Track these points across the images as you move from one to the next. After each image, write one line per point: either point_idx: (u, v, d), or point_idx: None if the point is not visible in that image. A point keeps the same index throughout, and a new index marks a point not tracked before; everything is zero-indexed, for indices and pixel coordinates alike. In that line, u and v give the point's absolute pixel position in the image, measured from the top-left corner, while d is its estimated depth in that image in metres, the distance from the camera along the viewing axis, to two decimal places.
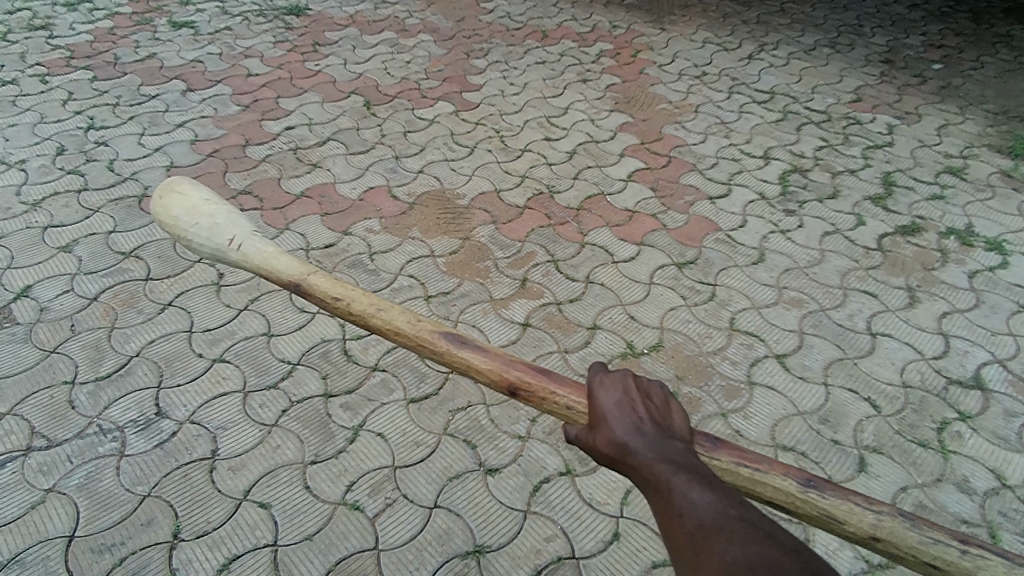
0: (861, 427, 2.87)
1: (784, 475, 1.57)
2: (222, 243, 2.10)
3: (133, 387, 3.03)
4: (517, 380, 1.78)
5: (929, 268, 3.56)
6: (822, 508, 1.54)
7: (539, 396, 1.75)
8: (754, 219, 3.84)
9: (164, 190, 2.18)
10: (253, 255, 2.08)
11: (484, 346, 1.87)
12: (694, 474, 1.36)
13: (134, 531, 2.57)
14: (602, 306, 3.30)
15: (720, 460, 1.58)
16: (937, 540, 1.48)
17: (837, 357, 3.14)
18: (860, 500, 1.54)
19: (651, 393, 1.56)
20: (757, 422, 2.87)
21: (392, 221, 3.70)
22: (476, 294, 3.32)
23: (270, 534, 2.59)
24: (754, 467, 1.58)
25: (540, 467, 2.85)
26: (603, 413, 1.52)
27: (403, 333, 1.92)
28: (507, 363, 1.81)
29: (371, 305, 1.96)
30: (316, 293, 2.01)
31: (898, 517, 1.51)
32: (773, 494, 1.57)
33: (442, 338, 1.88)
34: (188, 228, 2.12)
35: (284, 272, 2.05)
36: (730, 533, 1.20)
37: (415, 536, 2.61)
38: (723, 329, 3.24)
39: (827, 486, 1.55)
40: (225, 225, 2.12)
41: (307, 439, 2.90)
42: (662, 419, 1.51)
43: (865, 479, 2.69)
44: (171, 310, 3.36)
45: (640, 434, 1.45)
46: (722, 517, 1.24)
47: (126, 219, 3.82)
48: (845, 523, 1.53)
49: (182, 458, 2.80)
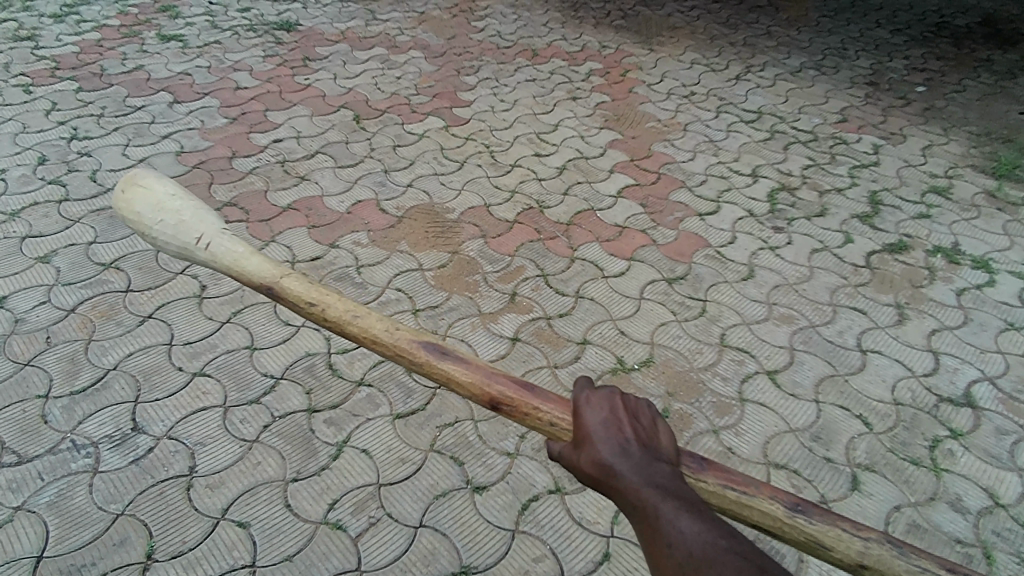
0: (853, 444, 2.85)
1: (771, 498, 1.53)
2: (190, 242, 2.07)
3: (109, 402, 2.93)
4: (500, 394, 1.74)
5: (918, 285, 3.57)
6: (810, 534, 1.50)
7: (522, 412, 1.72)
8: (743, 236, 3.83)
9: (126, 184, 2.14)
10: (223, 255, 2.04)
11: (465, 356, 1.82)
12: (682, 501, 1.33)
13: (106, 551, 2.47)
14: (592, 321, 3.27)
15: (706, 482, 1.54)
16: (924, 569, 1.45)
17: (828, 373, 3.12)
18: (848, 526, 1.50)
19: (638, 413, 1.53)
20: (748, 440, 2.85)
21: (380, 234, 3.65)
22: (465, 308, 3.27)
23: (248, 554, 2.50)
24: (741, 490, 1.54)
25: (529, 485, 2.80)
26: (589, 433, 1.49)
27: (381, 341, 1.87)
28: (490, 376, 1.77)
29: (347, 312, 1.91)
30: (291, 298, 1.96)
31: (887, 543, 1.48)
32: (759, 517, 1.53)
33: (422, 349, 1.83)
34: (154, 226, 2.09)
35: (255, 274, 2.00)
36: (720, 565, 1.17)
37: (399, 557, 2.54)
38: (714, 344, 3.21)
39: (815, 511, 1.52)
40: (191, 221, 2.08)
41: (290, 455, 2.82)
42: (648, 440, 1.49)
43: (858, 498, 2.68)
44: (151, 322, 3.27)
45: (626, 455, 1.43)
46: (712, 548, 1.21)
47: (107, 230, 3.74)
48: (833, 550, 1.49)
49: (158, 475, 2.71)
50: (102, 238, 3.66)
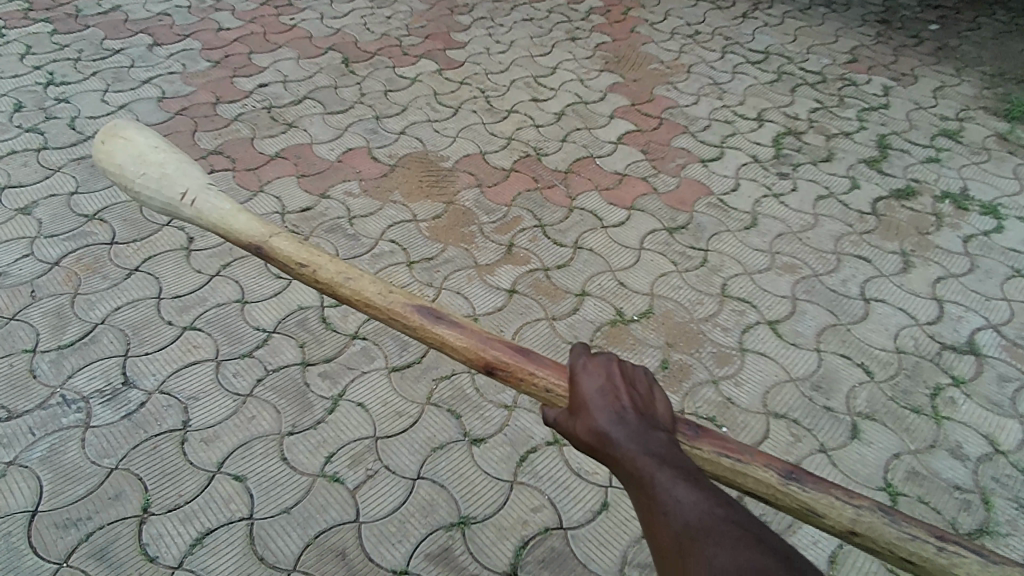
0: (854, 393, 2.83)
1: (764, 465, 1.50)
2: (174, 196, 2.03)
3: (98, 356, 2.88)
4: (495, 359, 1.70)
5: (924, 232, 3.50)
6: (803, 501, 1.47)
7: (517, 376, 1.67)
8: (747, 183, 3.74)
9: (109, 137, 2.14)
10: (209, 211, 2.00)
11: (460, 321, 1.78)
12: (678, 469, 1.31)
13: (101, 506, 2.45)
14: (591, 272, 3.20)
15: (701, 449, 1.51)
16: (914, 536, 1.42)
17: (830, 323, 3.07)
18: (840, 494, 1.47)
19: (636, 380, 1.50)
20: (749, 390, 2.82)
21: (372, 183, 3.55)
22: (461, 260, 3.20)
23: (245, 507, 2.51)
24: (736, 457, 1.51)
25: (527, 437, 2.79)
26: (586, 400, 1.47)
27: (374, 305, 1.82)
28: (485, 341, 1.73)
29: (338, 274, 1.86)
30: (279, 258, 1.91)
31: (877, 510, 1.45)
32: (753, 484, 1.51)
33: (416, 312, 1.78)
34: (137, 179, 2.07)
35: (243, 232, 1.96)
36: (718, 534, 1.16)
37: (397, 508, 2.56)
38: (715, 295, 3.15)
39: (809, 478, 1.49)
40: (175, 175, 2.05)
41: (284, 409, 2.78)
42: (646, 408, 1.46)
43: (858, 446, 2.67)
44: (138, 275, 3.19)
45: (622, 423, 1.40)
46: (708, 517, 1.19)
47: (88, 180, 3.63)
48: (825, 516, 1.46)
49: (152, 429, 2.67)
50: (84, 189, 3.56)
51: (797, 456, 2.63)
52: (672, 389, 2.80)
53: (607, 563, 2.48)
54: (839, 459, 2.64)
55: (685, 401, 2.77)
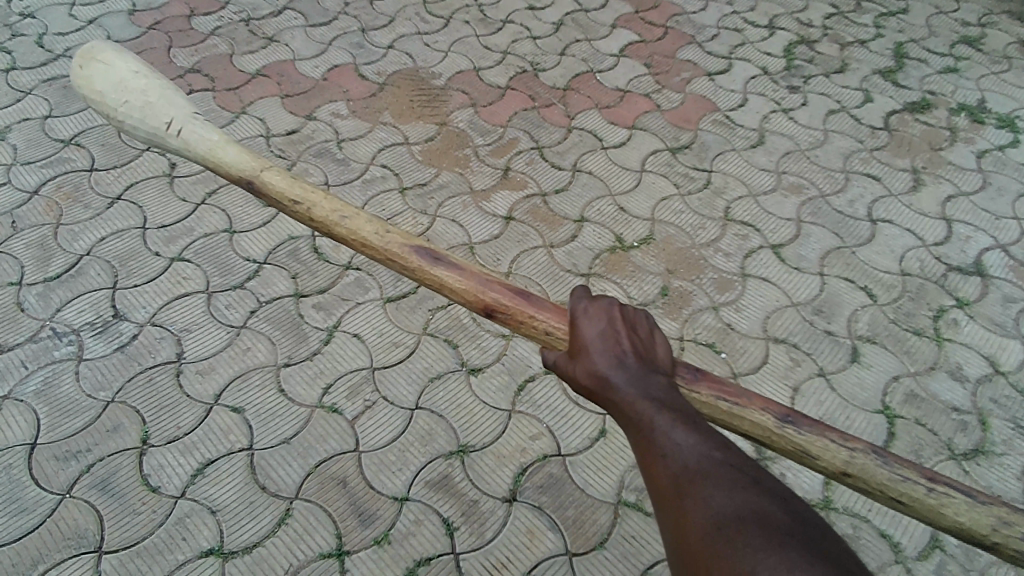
0: (855, 317, 2.79)
1: (761, 410, 1.55)
2: (160, 126, 1.95)
3: (86, 288, 2.84)
4: (494, 301, 1.72)
5: (936, 148, 3.36)
6: (798, 444, 1.52)
7: (517, 320, 1.70)
8: (754, 97, 3.56)
9: (85, 59, 2.02)
10: (196, 143, 1.93)
11: (459, 262, 1.78)
12: (677, 412, 1.38)
13: (100, 438, 2.51)
14: (590, 197, 3.10)
15: (699, 393, 1.55)
16: (905, 478, 1.47)
17: (835, 246, 2.99)
18: (835, 437, 1.51)
19: (636, 323, 1.54)
20: (749, 316, 2.78)
21: (361, 103, 3.39)
22: (455, 186, 3.10)
23: (245, 438, 2.55)
24: (733, 401, 1.56)
25: (525, 366, 2.78)
26: (586, 343, 1.50)
27: (371, 245, 1.81)
28: (484, 283, 1.74)
29: (334, 212, 1.83)
30: (274, 195, 1.88)
31: (870, 453, 1.49)
32: (749, 427, 1.56)
33: (414, 254, 1.78)
34: (120, 109, 1.98)
35: (234, 166, 1.90)
36: (717, 477, 1.24)
37: (396, 438, 2.58)
38: (718, 219, 3.06)
39: (804, 422, 1.53)
40: (158, 104, 1.95)
41: (279, 341, 2.76)
42: (646, 351, 1.50)
43: (857, 370, 2.66)
44: (121, 205, 3.09)
45: (622, 367, 1.44)
46: (707, 461, 1.27)
47: (62, 102, 3.46)
48: (819, 459, 1.51)
49: (146, 362, 2.67)
50: (57, 112, 3.39)
51: (795, 381, 2.63)
52: (671, 317, 2.77)
53: (604, 489, 2.52)
54: (838, 383, 2.63)
55: (684, 328, 2.74)
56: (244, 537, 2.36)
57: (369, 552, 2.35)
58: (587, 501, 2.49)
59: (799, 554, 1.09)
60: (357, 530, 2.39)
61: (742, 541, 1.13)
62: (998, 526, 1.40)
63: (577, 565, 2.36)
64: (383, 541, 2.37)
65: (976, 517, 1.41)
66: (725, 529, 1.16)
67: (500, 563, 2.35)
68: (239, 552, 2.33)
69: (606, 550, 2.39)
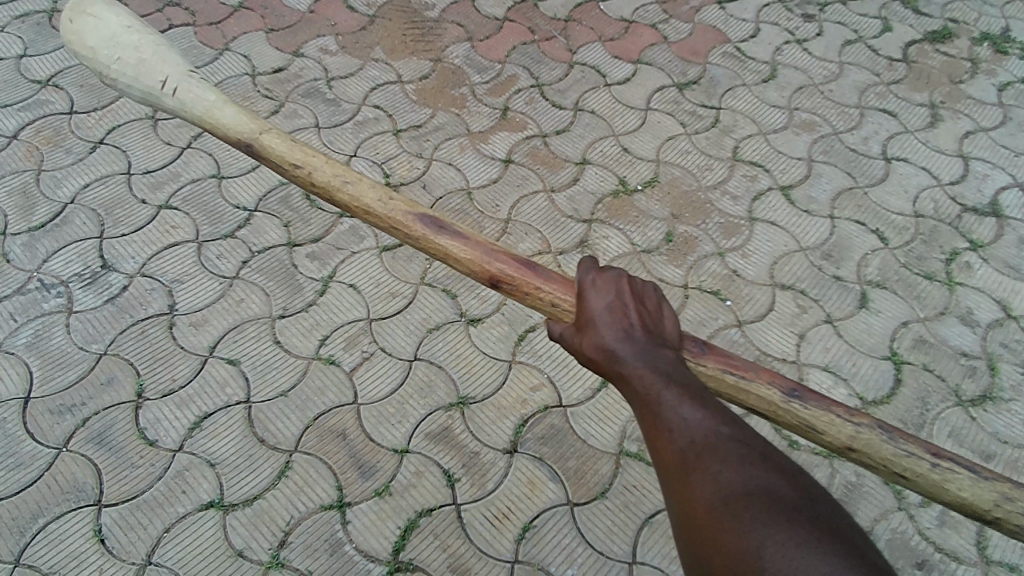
0: (866, 262, 2.70)
1: (767, 384, 1.55)
2: (154, 86, 1.85)
3: (73, 238, 2.72)
4: (499, 272, 1.68)
5: (957, 80, 3.18)
6: (803, 418, 1.53)
7: (523, 291, 1.67)
8: (767, 27, 3.36)
9: (75, 13, 1.92)
10: (192, 103, 1.83)
11: (463, 231, 1.74)
12: (685, 386, 1.33)
13: (94, 392, 2.48)
14: (592, 138, 2.97)
15: (705, 366, 1.55)
16: (909, 453, 1.47)
17: (847, 187, 2.85)
18: (841, 412, 1.52)
19: (645, 296, 1.51)
20: (756, 262, 2.70)
21: (350, 38, 3.20)
22: (451, 127, 2.96)
23: (242, 391, 2.51)
24: (740, 375, 1.56)
25: (525, 315, 2.72)
26: (593, 316, 1.47)
27: (373, 212, 1.76)
28: (489, 254, 1.70)
29: (335, 176, 1.77)
30: (273, 157, 1.80)
31: (876, 428, 1.49)
32: (755, 401, 1.57)
33: (418, 221, 1.74)
34: (112, 66, 1.88)
35: (230, 127, 1.81)
36: (725, 452, 1.20)
37: (394, 390, 2.54)
38: (726, 160, 2.92)
39: (811, 397, 1.53)
40: (151, 61, 1.85)
41: (273, 292, 2.69)
42: (654, 325, 1.46)
43: (866, 316, 2.59)
44: (104, 149, 2.91)
45: (629, 339, 1.40)
46: (715, 436, 1.23)
47: (37, 40, 3.19)
48: (823, 433, 1.52)
49: (137, 314, 2.60)
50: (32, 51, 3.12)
51: (802, 328, 2.57)
52: (675, 264, 2.69)
53: (606, 439, 2.49)
54: (845, 330, 2.57)
55: (689, 275, 2.66)
56: (244, 490, 2.36)
57: (370, 504, 2.35)
58: (588, 451, 2.47)
59: (807, 531, 1.07)
60: (357, 483, 2.38)
61: (750, 516, 1.11)
62: (999, 501, 1.40)
63: (579, 515, 2.36)
64: (383, 492, 2.37)
65: (978, 492, 1.41)
66: (733, 505, 1.14)
67: (501, 513, 2.35)
68: (239, 504, 2.33)
69: (607, 500, 2.38)
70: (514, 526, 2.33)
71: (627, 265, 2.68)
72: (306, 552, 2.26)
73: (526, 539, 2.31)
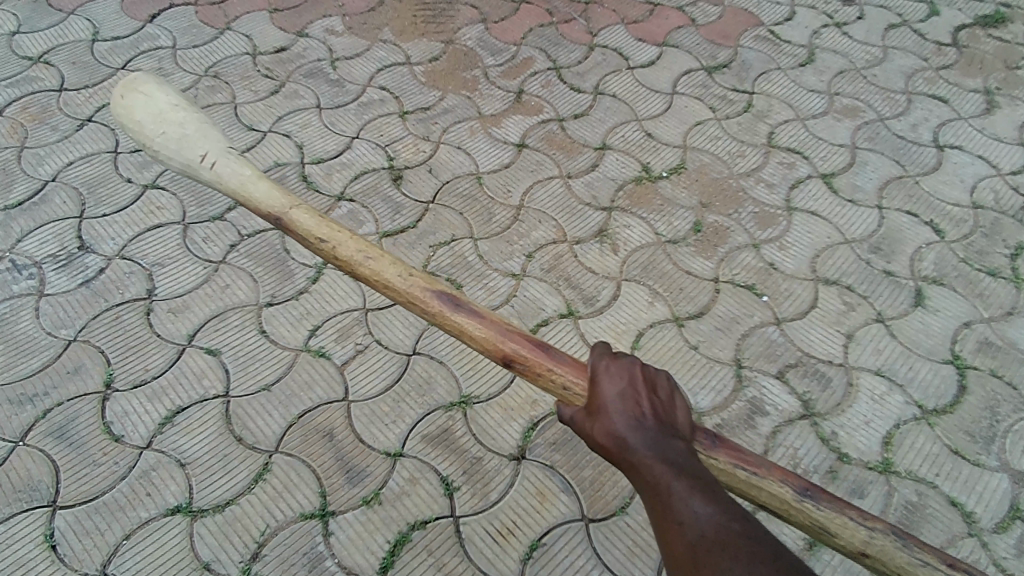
0: (920, 255, 2.41)
1: (779, 480, 1.33)
2: (193, 159, 1.71)
3: (51, 217, 2.52)
4: (513, 352, 1.49)
5: (1013, 66, 2.93)
6: (816, 520, 1.31)
7: (535, 372, 1.48)
8: (803, 11, 3.15)
9: (126, 90, 1.82)
10: (228, 177, 1.68)
11: (480, 309, 1.55)
12: (697, 478, 1.21)
13: (58, 380, 2.23)
14: (614, 122, 2.75)
15: (718, 461, 1.35)
16: (925, 562, 1.27)
17: (895, 175, 2.59)
18: (855, 514, 1.31)
19: (658, 384, 1.36)
20: (795, 255, 2.42)
21: (358, 19, 3.04)
22: (462, 110, 2.77)
23: (221, 384, 2.26)
24: (752, 470, 1.34)
25: (536, 309, 2.32)
26: (604, 403, 1.33)
27: (392, 288, 1.57)
28: (504, 333, 1.51)
29: (358, 252, 1.58)
30: (300, 232, 1.63)
31: (891, 534, 1.29)
32: (767, 498, 1.35)
33: (435, 298, 1.55)
34: (154, 139, 1.74)
35: (262, 202, 1.65)
36: (736, 547, 1.08)
37: (390, 387, 2.28)
38: (760, 146, 2.68)
39: (825, 496, 1.32)
40: (195, 136, 1.72)
41: (261, 277, 2.46)
42: (668, 416, 1.31)
43: (921, 315, 2.30)
44: (92, 127, 2.72)
45: (641, 429, 1.27)
46: (726, 531, 1.11)
47: (31, 17, 3.03)
48: (836, 536, 1.31)
49: (112, 298, 2.38)
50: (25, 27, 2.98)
51: (849, 327, 2.28)
52: (705, 256, 2.43)
53: None
54: (898, 330, 2.27)
55: (720, 268, 2.40)
56: (215, 495, 2.08)
57: (357, 514, 2.06)
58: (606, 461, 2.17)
59: None
60: (343, 489, 2.10)
61: None
62: None
63: (595, 533, 2.05)
64: (373, 501, 2.08)
65: None
66: None
67: (506, 529, 2.05)
68: (209, 510, 2.06)
69: (628, 516, 2.08)
70: (520, 543, 2.03)
71: (650, 256, 2.43)
72: (281, 567, 1.98)
73: (533, 559, 2.01)
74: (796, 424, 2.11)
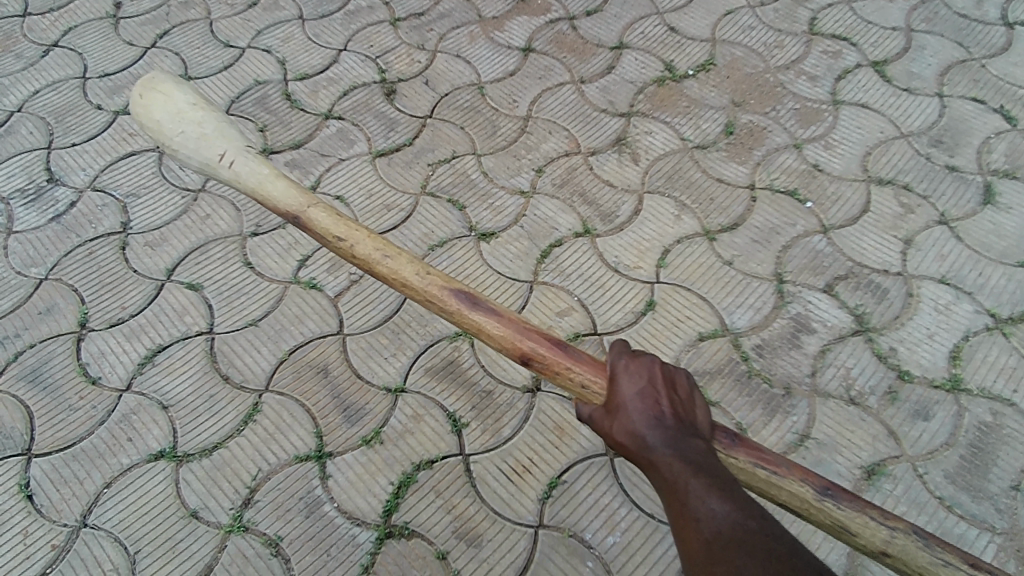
0: (988, 147, 2.10)
1: (801, 480, 1.13)
2: (212, 158, 1.48)
3: (18, 150, 2.32)
4: (532, 352, 1.26)
5: None
6: (837, 520, 1.11)
7: (553, 371, 1.25)
8: None
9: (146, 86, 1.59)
10: (246, 176, 1.45)
11: (500, 307, 1.32)
12: (718, 477, 1.05)
13: (30, 321, 2.05)
14: (631, 18, 2.45)
15: (737, 460, 1.15)
16: (947, 562, 1.07)
17: (958, 59, 2.26)
18: (875, 512, 1.11)
19: (678, 381, 1.17)
20: (843, 153, 2.12)
21: None
22: (459, 14, 2.50)
23: (203, 320, 2.06)
24: (773, 469, 1.14)
25: (549, 229, 2.06)
26: (620, 400, 1.15)
27: (410, 287, 1.34)
28: (523, 331, 1.28)
29: (376, 250, 1.35)
30: (317, 231, 1.39)
31: (912, 533, 1.09)
32: (787, 499, 1.14)
33: (451, 297, 1.31)
34: (171, 138, 1.52)
35: (279, 200, 1.42)
36: (754, 545, 0.94)
37: (388, 318, 2.06)
38: (800, 35, 2.36)
39: (846, 494, 1.12)
40: (216, 134, 1.50)
41: (246, 206, 2.25)
42: (689, 414, 1.14)
43: (992, 214, 1.99)
44: (58, 52, 2.50)
45: (660, 426, 1.10)
46: (743, 529, 0.96)
47: None
48: (857, 536, 1.11)
49: (85, 233, 2.18)
50: None
51: (907, 231, 1.98)
52: (738, 160, 2.14)
53: None
54: (965, 230, 1.97)
55: (756, 173, 2.11)
56: (201, 438, 1.89)
57: (356, 455, 1.86)
58: None
59: None
60: (340, 429, 1.90)
61: None
62: None
63: (620, 469, 1.83)
64: (373, 441, 1.87)
65: None
66: None
67: (521, 466, 1.83)
68: (195, 455, 1.87)
69: None
70: (537, 482, 1.81)
71: (677, 163, 2.15)
72: (276, 514, 1.79)
73: (553, 499, 1.79)
74: (848, 341, 1.84)
